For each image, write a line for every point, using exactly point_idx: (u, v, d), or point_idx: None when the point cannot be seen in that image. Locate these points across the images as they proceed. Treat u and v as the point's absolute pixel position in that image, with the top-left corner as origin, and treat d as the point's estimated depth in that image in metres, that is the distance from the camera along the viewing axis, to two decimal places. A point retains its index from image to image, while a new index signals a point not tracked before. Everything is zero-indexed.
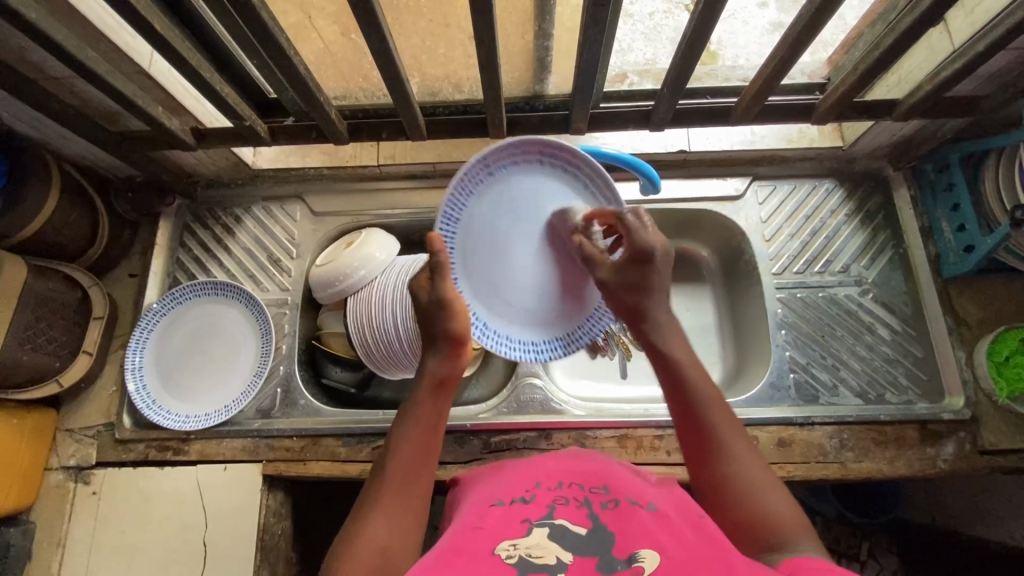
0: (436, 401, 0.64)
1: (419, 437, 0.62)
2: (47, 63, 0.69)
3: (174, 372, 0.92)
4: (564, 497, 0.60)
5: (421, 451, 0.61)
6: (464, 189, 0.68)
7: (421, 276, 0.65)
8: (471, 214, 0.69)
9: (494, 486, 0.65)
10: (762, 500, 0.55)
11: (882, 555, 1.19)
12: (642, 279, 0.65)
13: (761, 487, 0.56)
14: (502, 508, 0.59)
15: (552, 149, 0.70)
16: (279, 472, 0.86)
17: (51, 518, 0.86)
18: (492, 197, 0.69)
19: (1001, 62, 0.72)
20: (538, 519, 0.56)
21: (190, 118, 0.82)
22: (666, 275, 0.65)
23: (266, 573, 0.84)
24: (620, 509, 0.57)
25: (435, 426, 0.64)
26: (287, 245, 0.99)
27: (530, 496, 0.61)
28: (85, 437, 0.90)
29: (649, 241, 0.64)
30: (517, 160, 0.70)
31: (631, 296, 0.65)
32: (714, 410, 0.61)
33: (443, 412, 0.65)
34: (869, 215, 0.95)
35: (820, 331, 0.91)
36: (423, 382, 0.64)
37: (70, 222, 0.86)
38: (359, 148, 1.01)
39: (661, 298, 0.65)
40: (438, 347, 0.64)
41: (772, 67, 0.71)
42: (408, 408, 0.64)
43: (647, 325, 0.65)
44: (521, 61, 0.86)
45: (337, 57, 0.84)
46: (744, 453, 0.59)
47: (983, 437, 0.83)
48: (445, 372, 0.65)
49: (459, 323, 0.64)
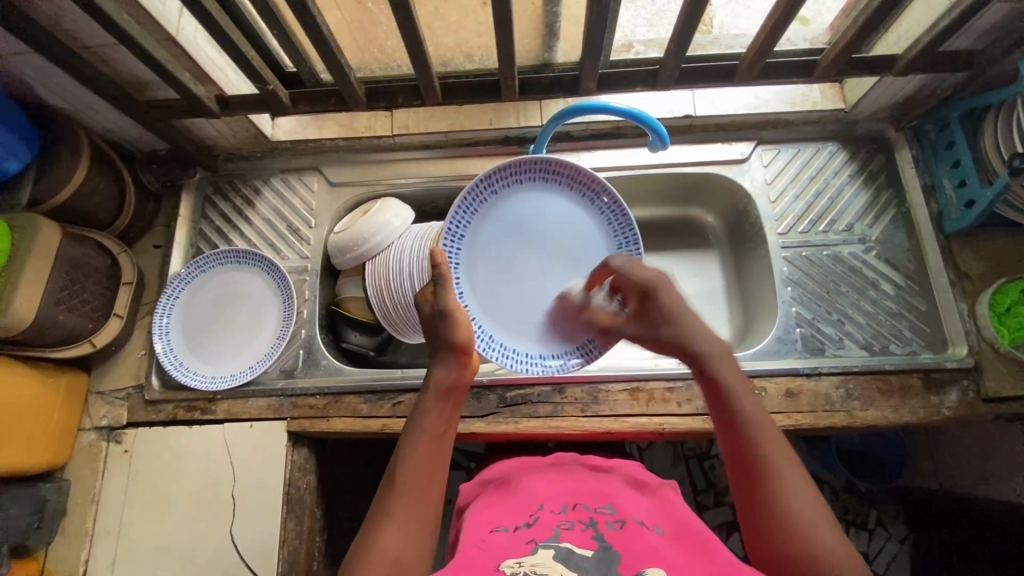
0: (443, 407, 0.67)
1: (428, 443, 0.64)
2: (80, 31, 0.72)
3: (200, 336, 0.95)
4: (568, 522, 0.65)
5: (432, 457, 0.64)
6: (468, 208, 0.77)
7: (425, 289, 0.71)
8: (477, 230, 0.78)
9: (503, 505, 0.71)
10: (816, 534, 0.52)
11: (889, 521, 1.23)
12: (655, 316, 0.67)
13: (816, 521, 0.53)
14: (507, 531, 0.65)
15: (557, 168, 0.78)
16: (303, 429, 0.89)
17: (85, 475, 0.90)
18: (501, 213, 0.78)
19: (997, 15, 0.74)
20: (543, 540, 0.61)
21: (214, 86, 0.86)
22: (677, 299, 0.66)
23: (293, 524, 0.87)
24: (627, 527, 0.62)
25: (442, 434, 0.66)
26: (306, 215, 1.02)
27: (535, 519, 0.66)
28: (116, 398, 0.93)
29: (646, 275, 0.68)
30: (513, 182, 0.78)
31: (640, 329, 0.68)
32: (765, 433, 0.58)
33: (450, 421, 0.68)
34: (872, 175, 0.98)
35: (826, 287, 0.93)
36: (430, 390, 0.67)
37: (99, 191, 0.89)
38: (373, 119, 1.02)
39: (694, 321, 0.65)
40: (443, 358, 0.68)
41: (773, 23, 0.74)
42: (416, 416, 0.66)
43: (694, 345, 0.63)
44: (531, 28, 0.90)
45: (354, 27, 0.87)
46: (796, 482, 0.55)
47: (986, 385, 0.85)
48: (449, 381, 0.68)
49: (463, 333, 0.69)
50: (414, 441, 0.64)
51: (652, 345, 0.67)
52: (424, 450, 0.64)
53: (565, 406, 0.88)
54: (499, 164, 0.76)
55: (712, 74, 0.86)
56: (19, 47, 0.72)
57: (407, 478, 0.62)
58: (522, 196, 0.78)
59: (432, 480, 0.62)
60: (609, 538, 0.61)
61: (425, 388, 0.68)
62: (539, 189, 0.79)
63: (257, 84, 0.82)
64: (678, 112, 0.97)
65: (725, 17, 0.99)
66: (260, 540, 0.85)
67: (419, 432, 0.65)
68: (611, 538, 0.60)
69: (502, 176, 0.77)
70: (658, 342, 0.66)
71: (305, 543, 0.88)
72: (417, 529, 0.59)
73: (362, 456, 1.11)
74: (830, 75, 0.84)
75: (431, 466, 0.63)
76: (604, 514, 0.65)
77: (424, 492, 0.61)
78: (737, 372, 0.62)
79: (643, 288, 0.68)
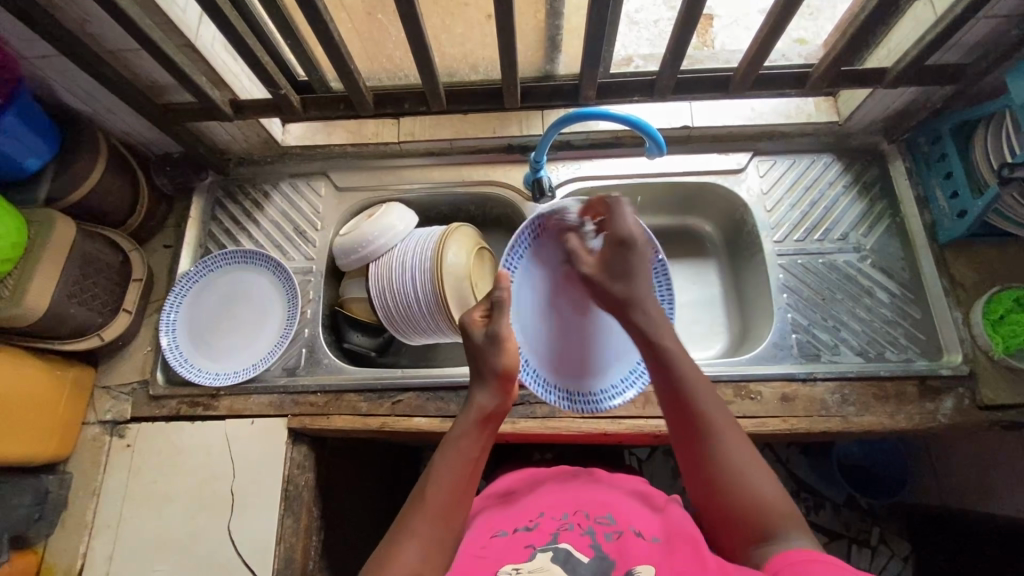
0: (481, 431, 0.68)
1: (464, 466, 0.65)
2: (104, 36, 0.76)
3: (206, 333, 0.97)
4: (568, 524, 0.64)
5: (462, 481, 0.64)
6: (532, 234, 0.80)
7: (475, 314, 0.73)
8: (530, 269, 0.80)
9: (502, 511, 0.70)
10: (754, 484, 0.60)
11: (891, 540, 1.21)
12: (622, 270, 0.71)
13: (755, 475, 0.61)
14: (507, 534, 0.65)
15: (628, 233, 0.84)
16: (303, 426, 0.90)
17: (87, 468, 0.91)
18: (558, 251, 0.82)
19: (981, 30, 0.77)
20: (542, 545, 0.61)
21: (229, 91, 0.90)
22: (645, 258, 0.71)
23: (290, 521, 0.87)
24: (624, 539, 0.62)
25: (476, 459, 0.67)
26: (313, 218, 1.04)
27: (535, 523, 0.66)
28: (121, 393, 0.95)
29: (630, 228, 0.72)
30: (579, 221, 0.83)
31: (604, 278, 0.72)
32: (705, 398, 0.65)
33: (485, 446, 0.69)
34: (866, 187, 1.00)
35: (821, 294, 0.95)
36: (470, 413, 0.69)
37: (114, 190, 0.93)
38: (381, 126, 1.06)
39: (640, 286, 0.71)
40: (487, 384, 0.70)
41: (765, 34, 0.77)
42: (453, 437, 0.67)
43: (634, 312, 0.70)
44: (534, 40, 0.92)
45: (364, 36, 0.91)
46: (739, 446, 0.63)
47: (982, 393, 0.85)
48: (490, 407, 0.69)
49: (507, 361, 0.70)
50: (446, 461, 0.65)
51: (603, 300, 0.73)
52: (457, 473, 0.64)
53: (562, 407, 0.89)
54: (576, 202, 0.81)
55: (707, 86, 0.89)
56: (45, 51, 0.76)
57: (432, 496, 0.62)
58: None
59: (458, 501, 0.63)
60: (606, 547, 0.60)
61: (466, 411, 0.69)
62: (581, 232, 0.83)
63: (270, 90, 0.86)
64: (676, 123, 1.00)
65: (725, 38, 1.02)
66: (257, 537, 0.86)
67: (455, 453, 0.66)
68: (607, 549, 0.60)
69: (575, 216, 0.81)
70: (603, 292, 0.72)
71: (302, 541, 0.88)
72: (438, 546, 0.60)
73: (360, 459, 1.11)
74: (822, 87, 0.87)
75: (460, 489, 0.64)
76: (603, 523, 0.64)
77: (447, 509, 0.62)
78: (680, 347, 0.68)
79: (622, 242, 0.71)
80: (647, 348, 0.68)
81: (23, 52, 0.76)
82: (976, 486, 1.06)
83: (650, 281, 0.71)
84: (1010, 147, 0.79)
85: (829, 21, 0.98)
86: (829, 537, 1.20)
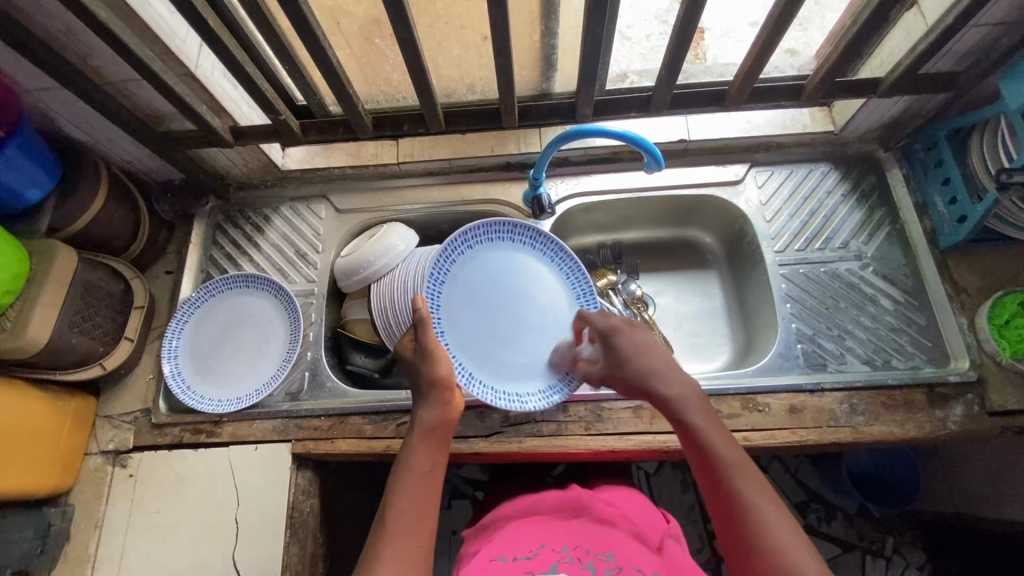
0: (429, 447, 0.68)
1: (418, 483, 0.64)
2: (105, 67, 0.77)
3: (207, 359, 0.97)
4: (568, 557, 0.63)
5: (420, 498, 0.63)
6: (447, 256, 0.84)
7: (404, 338, 0.77)
8: (454, 284, 0.84)
9: (503, 539, 0.69)
10: (791, 552, 0.55)
11: (906, 550, 1.18)
12: (618, 356, 0.74)
13: (795, 547, 0.55)
14: (507, 560, 0.64)
15: (521, 228, 0.88)
16: (307, 451, 0.89)
17: (89, 500, 0.90)
18: (464, 276, 0.85)
19: (973, 39, 0.78)
20: (540, 574, 0.60)
21: (229, 117, 0.91)
22: (633, 341, 0.74)
23: (296, 549, 0.86)
24: (622, 574, 0.60)
25: (430, 473, 0.66)
26: (314, 240, 1.05)
27: (536, 553, 0.64)
28: (123, 422, 0.94)
29: (608, 321, 0.77)
30: (486, 235, 0.86)
31: (613, 373, 0.75)
32: (733, 458, 0.62)
33: (439, 459, 0.68)
34: (865, 194, 1.00)
35: (824, 303, 0.94)
36: (415, 430, 0.69)
37: (115, 219, 0.93)
38: (379, 148, 1.07)
39: (655, 363, 0.71)
40: (427, 397, 0.71)
41: (759, 48, 0.78)
42: (404, 456, 0.67)
43: (654, 384, 0.70)
44: (529, 60, 0.93)
45: (362, 60, 0.92)
46: (775, 515, 0.58)
47: (992, 399, 0.85)
48: (434, 419, 0.70)
49: (442, 368, 0.72)
50: (400, 480, 0.65)
51: (628, 386, 0.73)
52: (412, 492, 0.63)
53: (569, 424, 0.88)
54: (455, 233, 0.83)
55: (703, 99, 0.90)
56: (47, 83, 0.77)
57: (393, 519, 0.61)
58: (493, 251, 0.87)
59: (422, 517, 0.62)
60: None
61: (412, 428, 0.70)
62: (490, 246, 0.87)
63: (270, 116, 0.86)
64: (673, 137, 1.01)
65: (717, 51, 1.03)
66: (262, 567, 0.84)
67: (407, 472, 0.65)
68: None
69: (477, 232, 0.85)
70: (625, 384, 0.73)
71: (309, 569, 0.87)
72: (407, 567, 0.58)
73: (365, 482, 1.10)
74: (817, 98, 0.88)
75: (421, 504, 0.63)
76: (603, 559, 0.62)
77: (410, 529, 0.61)
78: (706, 412, 0.66)
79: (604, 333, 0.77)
80: (676, 419, 0.67)
81: (24, 86, 0.77)
82: (989, 493, 1.04)
83: (654, 353, 0.73)
84: (1007, 152, 0.79)
85: (820, 32, 0.97)
86: (843, 549, 1.18)
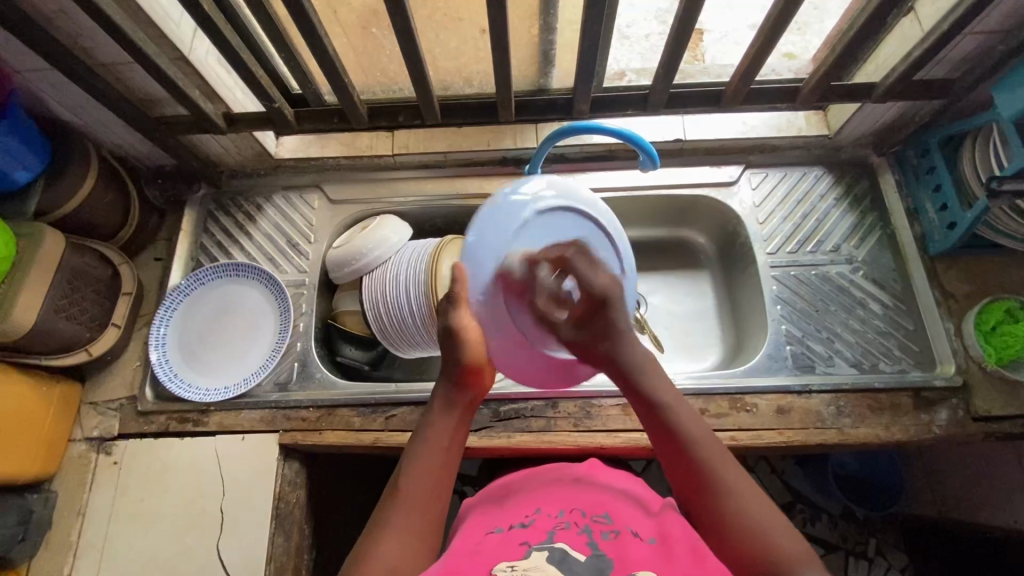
0: (450, 422, 0.66)
1: (433, 459, 0.63)
2: (96, 49, 0.76)
3: (195, 348, 0.96)
4: (564, 523, 0.63)
5: (434, 473, 0.62)
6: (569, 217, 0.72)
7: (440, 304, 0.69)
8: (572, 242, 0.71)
9: (497, 512, 0.69)
10: (764, 528, 0.56)
11: (890, 551, 1.19)
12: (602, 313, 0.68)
13: (768, 518, 0.57)
14: (501, 531, 0.64)
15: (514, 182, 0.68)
16: (295, 442, 0.89)
17: (73, 486, 0.89)
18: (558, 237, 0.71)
19: (968, 45, 0.79)
20: (537, 543, 0.59)
21: (222, 104, 0.90)
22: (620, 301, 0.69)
23: (282, 539, 0.86)
24: (620, 539, 0.60)
25: (448, 447, 0.65)
26: (306, 230, 1.04)
27: (530, 521, 0.64)
28: (109, 409, 0.93)
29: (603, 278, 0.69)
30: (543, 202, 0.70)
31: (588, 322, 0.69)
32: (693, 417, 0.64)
33: (457, 433, 0.66)
34: (857, 199, 1.01)
35: (814, 305, 0.95)
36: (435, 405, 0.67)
37: (104, 203, 0.91)
38: (375, 138, 1.06)
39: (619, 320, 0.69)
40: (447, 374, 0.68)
41: (756, 49, 0.78)
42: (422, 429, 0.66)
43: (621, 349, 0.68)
44: (528, 54, 0.93)
45: (358, 49, 0.91)
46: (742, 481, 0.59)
47: (976, 404, 0.86)
48: (456, 396, 0.68)
49: (469, 352, 0.67)
50: (416, 453, 0.64)
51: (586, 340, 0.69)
52: (427, 467, 0.62)
53: (558, 421, 0.88)
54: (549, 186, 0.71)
55: (701, 100, 0.90)
56: (37, 63, 0.76)
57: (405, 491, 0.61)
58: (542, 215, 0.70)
59: (437, 488, 0.62)
60: (603, 546, 0.58)
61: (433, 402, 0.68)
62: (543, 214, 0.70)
63: (263, 103, 0.86)
64: (669, 136, 1.01)
65: (715, 52, 1.03)
66: (246, 556, 0.84)
67: (423, 446, 0.64)
68: (605, 549, 0.58)
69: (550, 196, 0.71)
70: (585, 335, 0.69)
71: (293, 560, 0.86)
72: (418, 535, 0.58)
73: (353, 474, 1.10)
74: (813, 101, 0.88)
75: (434, 480, 0.62)
76: (599, 522, 0.63)
77: (422, 500, 0.60)
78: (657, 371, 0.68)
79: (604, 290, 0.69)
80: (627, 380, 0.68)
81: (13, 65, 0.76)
82: (971, 496, 1.05)
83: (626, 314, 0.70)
84: (998, 160, 0.80)
85: (817, 36, 0.98)
86: (826, 549, 1.19)
